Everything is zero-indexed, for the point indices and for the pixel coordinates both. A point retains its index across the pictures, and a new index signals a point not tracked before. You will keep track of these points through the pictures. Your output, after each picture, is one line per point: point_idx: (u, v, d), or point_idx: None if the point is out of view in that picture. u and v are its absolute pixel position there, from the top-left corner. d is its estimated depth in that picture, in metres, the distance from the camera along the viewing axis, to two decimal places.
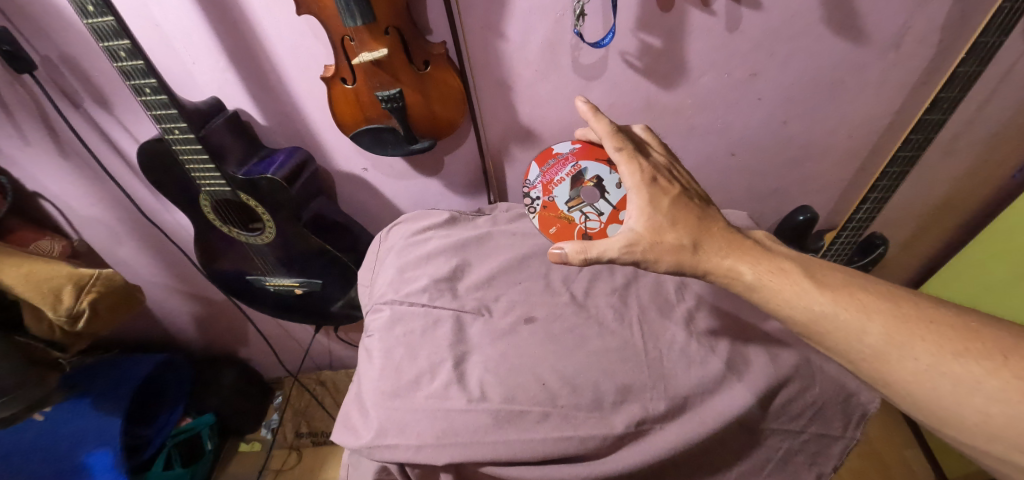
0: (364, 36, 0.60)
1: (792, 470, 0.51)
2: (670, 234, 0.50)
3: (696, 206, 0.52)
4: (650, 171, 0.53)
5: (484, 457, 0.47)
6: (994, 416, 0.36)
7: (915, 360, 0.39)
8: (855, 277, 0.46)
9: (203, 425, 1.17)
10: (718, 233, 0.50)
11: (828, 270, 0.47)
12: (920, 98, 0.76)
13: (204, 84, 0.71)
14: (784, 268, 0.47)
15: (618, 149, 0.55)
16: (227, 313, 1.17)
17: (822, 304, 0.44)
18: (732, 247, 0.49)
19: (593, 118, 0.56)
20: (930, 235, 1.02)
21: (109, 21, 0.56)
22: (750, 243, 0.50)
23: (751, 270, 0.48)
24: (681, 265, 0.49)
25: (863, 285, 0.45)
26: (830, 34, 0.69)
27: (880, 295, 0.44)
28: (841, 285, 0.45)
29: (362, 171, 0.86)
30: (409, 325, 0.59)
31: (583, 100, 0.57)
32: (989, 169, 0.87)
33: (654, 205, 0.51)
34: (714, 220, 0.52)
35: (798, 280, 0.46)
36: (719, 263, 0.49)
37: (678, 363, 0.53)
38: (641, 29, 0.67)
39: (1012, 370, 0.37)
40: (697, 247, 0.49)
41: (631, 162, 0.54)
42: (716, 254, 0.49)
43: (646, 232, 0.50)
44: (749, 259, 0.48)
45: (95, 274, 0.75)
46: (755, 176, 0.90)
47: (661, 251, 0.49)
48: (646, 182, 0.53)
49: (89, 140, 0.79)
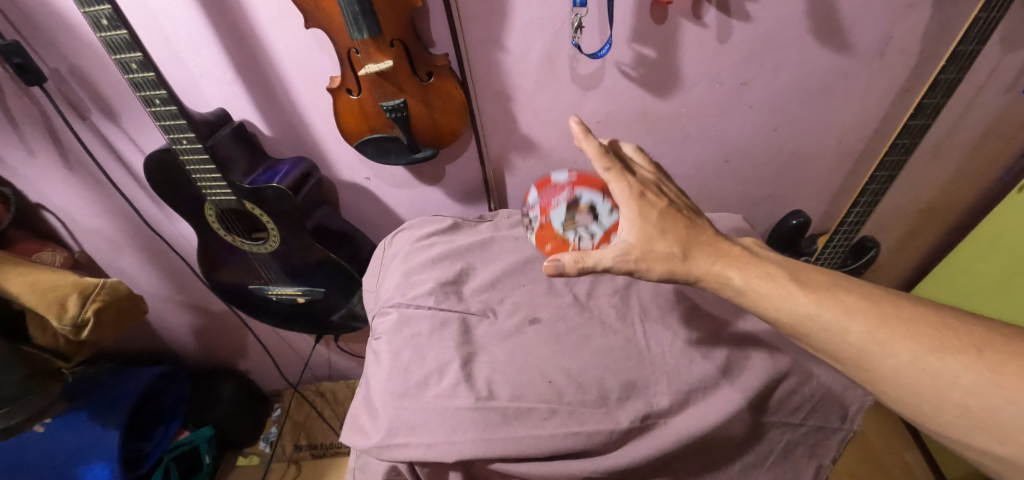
0: (370, 48, 0.61)
1: (793, 463, 0.52)
2: (661, 243, 0.51)
3: (685, 215, 0.54)
4: (639, 187, 0.55)
5: (494, 452, 0.47)
6: (972, 409, 0.38)
7: (895, 356, 0.41)
8: (837, 278, 0.48)
9: (201, 438, 1.15)
10: (707, 240, 0.52)
11: (813, 273, 0.49)
12: (905, 104, 0.80)
13: (210, 96, 0.73)
14: (771, 273, 0.49)
15: (605, 169, 0.56)
16: (228, 324, 1.16)
17: (806, 305, 0.45)
18: (721, 253, 0.51)
19: (584, 140, 0.56)
20: (920, 238, 1.05)
21: (122, 34, 0.57)
22: (737, 248, 0.52)
23: (739, 275, 0.49)
24: (672, 272, 0.50)
25: (846, 286, 0.46)
26: (816, 43, 0.72)
27: (860, 294, 0.45)
28: (823, 286, 0.46)
29: (365, 180, 0.88)
30: (415, 328, 0.60)
31: (576, 121, 0.57)
32: (971, 173, 0.90)
33: (644, 217, 0.53)
34: (703, 228, 0.54)
35: (785, 283, 0.47)
36: (709, 269, 0.50)
37: (680, 359, 0.54)
38: (636, 41, 0.70)
39: (987, 363, 0.38)
40: (687, 254, 0.51)
41: (620, 179, 0.55)
42: (706, 260, 0.51)
43: (638, 243, 0.51)
44: (737, 264, 0.50)
45: (99, 283, 0.75)
46: (749, 182, 0.93)
47: (652, 259, 0.51)
48: (635, 196, 0.54)
49: (95, 152, 0.80)
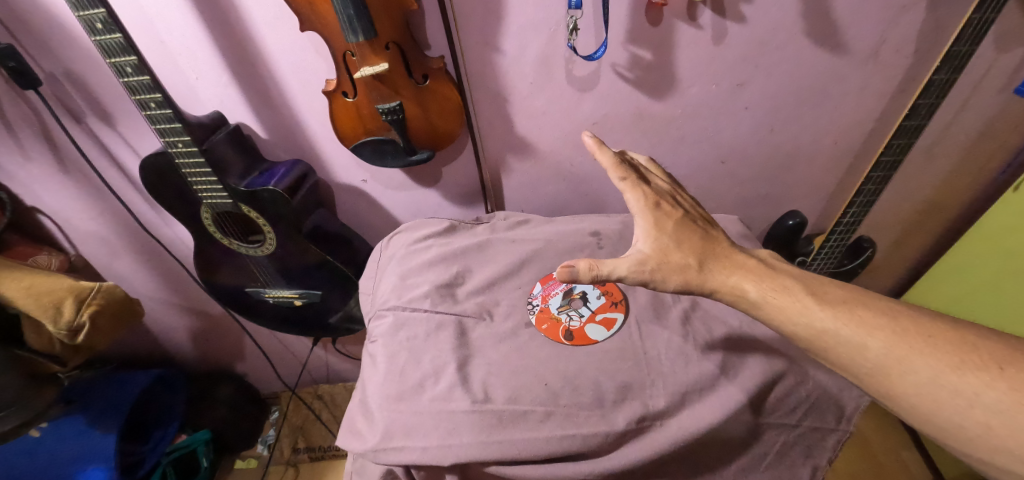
0: (366, 51, 0.61)
1: (790, 464, 0.52)
2: (677, 254, 0.51)
3: (700, 228, 0.54)
4: (654, 197, 0.55)
5: (489, 456, 0.47)
6: (995, 428, 0.37)
7: (916, 373, 0.40)
8: (855, 293, 0.47)
9: (198, 442, 1.16)
10: (723, 252, 0.52)
11: (831, 287, 0.48)
12: (899, 105, 0.80)
13: (206, 99, 0.73)
14: (788, 286, 0.48)
15: (620, 179, 0.56)
16: (224, 327, 1.16)
17: (824, 320, 0.44)
18: (739, 266, 0.50)
19: (598, 152, 0.56)
20: (916, 238, 1.05)
21: (117, 38, 0.57)
22: (755, 261, 0.51)
23: (756, 288, 0.48)
24: (688, 284, 0.50)
25: (864, 301, 0.46)
26: (811, 44, 0.72)
27: (878, 310, 0.44)
28: (842, 301, 0.45)
29: (361, 183, 0.88)
30: (411, 331, 0.60)
31: (588, 134, 0.57)
32: (967, 173, 0.90)
33: (659, 228, 0.53)
34: (719, 241, 0.53)
35: (802, 297, 0.47)
36: (726, 281, 0.49)
37: (675, 360, 0.54)
38: (632, 42, 0.70)
39: (1010, 382, 0.37)
40: (703, 266, 0.50)
41: (636, 189, 0.55)
42: (723, 273, 0.50)
43: (654, 253, 0.51)
44: (754, 276, 0.49)
45: (95, 287, 0.76)
46: (745, 183, 0.93)
47: (669, 270, 0.50)
48: (650, 207, 0.54)
49: (91, 155, 0.80)
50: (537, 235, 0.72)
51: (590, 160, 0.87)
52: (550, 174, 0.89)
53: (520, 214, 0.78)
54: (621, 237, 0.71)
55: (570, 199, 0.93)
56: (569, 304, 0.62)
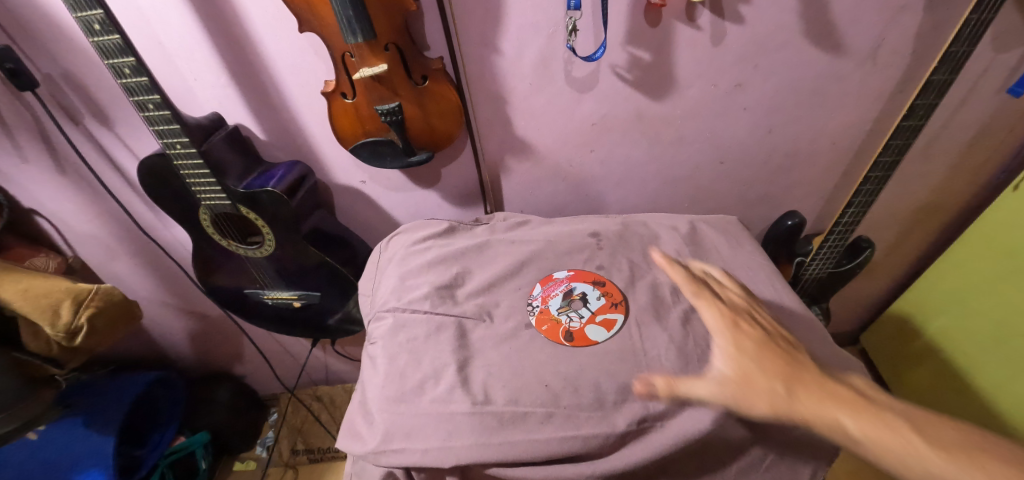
0: (365, 52, 0.61)
1: (790, 465, 0.51)
2: (760, 378, 0.46)
3: (784, 349, 0.49)
4: (731, 315, 0.52)
5: (491, 457, 0.47)
6: None
7: None
8: (970, 433, 0.41)
9: (197, 444, 1.14)
10: (812, 379, 0.46)
11: (940, 425, 0.42)
12: (897, 106, 0.80)
13: (205, 101, 0.73)
14: (888, 421, 0.42)
15: (693, 295, 0.54)
16: (223, 328, 1.16)
17: (933, 464, 0.39)
18: (832, 396, 0.45)
19: (668, 267, 0.57)
20: (914, 238, 1.06)
21: (115, 39, 0.57)
22: (851, 393, 0.45)
23: (852, 422, 0.42)
24: (776, 413, 0.44)
25: (982, 445, 0.40)
26: (809, 45, 0.72)
27: (1002, 458, 0.38)
28: (953, 443, 0.40)
29: (361, 184, 0.88)
30: (410, 332, 0.60)
31: (657, 251, 0.58)
32: (965, 173, 0.91)
33: (739, 348, 0.48)
34: (806, 366, 0.48)
35: (906, 434, 0.41)
36: (819, 412, 0.43)
37: (675, 361, 0.54)
38: (631, 43, 0.70)
39: None
40: (791, 392, 0.45)
41: (711, 305, 0.53)
42: (815, 403, 0.44)
43: (735, 375, 0.46)
44: (852, 410, 0.43)
45: (93, 289, 0.76)
46: (744, 184, 0.93)
47: (753, 394, 0.45)
48: (728, 325, 0.51)
49: (89, 157, 0.80)
50: (537, 236, 0.72)
51: (590, 161, 0.87)
52: (550, 175, 0.89)
53: (519, 214, 0.78)
54: (620, 238, 0.71)
55: (569, 200, 0.93)
56: (569, 305, 0.62)
